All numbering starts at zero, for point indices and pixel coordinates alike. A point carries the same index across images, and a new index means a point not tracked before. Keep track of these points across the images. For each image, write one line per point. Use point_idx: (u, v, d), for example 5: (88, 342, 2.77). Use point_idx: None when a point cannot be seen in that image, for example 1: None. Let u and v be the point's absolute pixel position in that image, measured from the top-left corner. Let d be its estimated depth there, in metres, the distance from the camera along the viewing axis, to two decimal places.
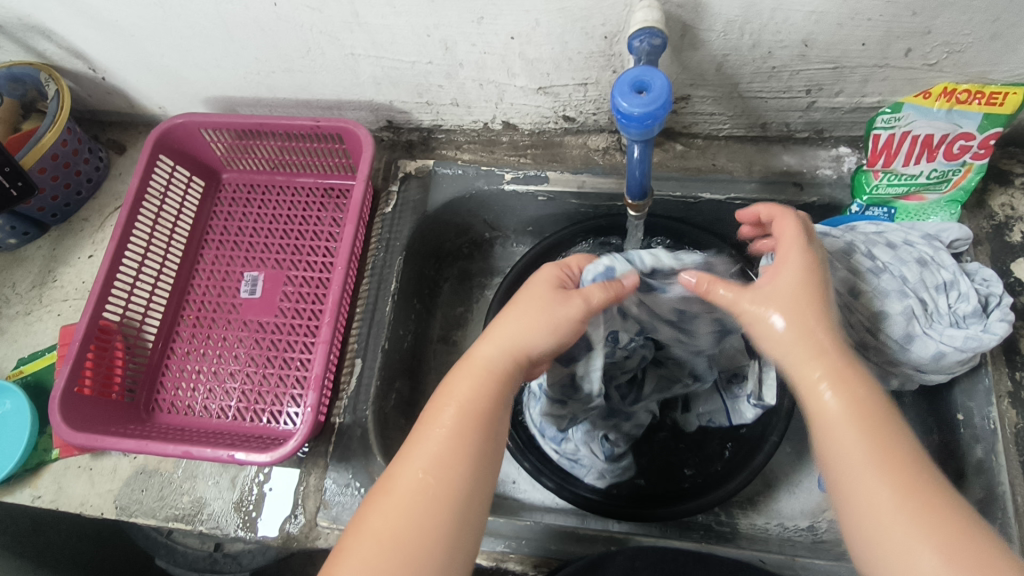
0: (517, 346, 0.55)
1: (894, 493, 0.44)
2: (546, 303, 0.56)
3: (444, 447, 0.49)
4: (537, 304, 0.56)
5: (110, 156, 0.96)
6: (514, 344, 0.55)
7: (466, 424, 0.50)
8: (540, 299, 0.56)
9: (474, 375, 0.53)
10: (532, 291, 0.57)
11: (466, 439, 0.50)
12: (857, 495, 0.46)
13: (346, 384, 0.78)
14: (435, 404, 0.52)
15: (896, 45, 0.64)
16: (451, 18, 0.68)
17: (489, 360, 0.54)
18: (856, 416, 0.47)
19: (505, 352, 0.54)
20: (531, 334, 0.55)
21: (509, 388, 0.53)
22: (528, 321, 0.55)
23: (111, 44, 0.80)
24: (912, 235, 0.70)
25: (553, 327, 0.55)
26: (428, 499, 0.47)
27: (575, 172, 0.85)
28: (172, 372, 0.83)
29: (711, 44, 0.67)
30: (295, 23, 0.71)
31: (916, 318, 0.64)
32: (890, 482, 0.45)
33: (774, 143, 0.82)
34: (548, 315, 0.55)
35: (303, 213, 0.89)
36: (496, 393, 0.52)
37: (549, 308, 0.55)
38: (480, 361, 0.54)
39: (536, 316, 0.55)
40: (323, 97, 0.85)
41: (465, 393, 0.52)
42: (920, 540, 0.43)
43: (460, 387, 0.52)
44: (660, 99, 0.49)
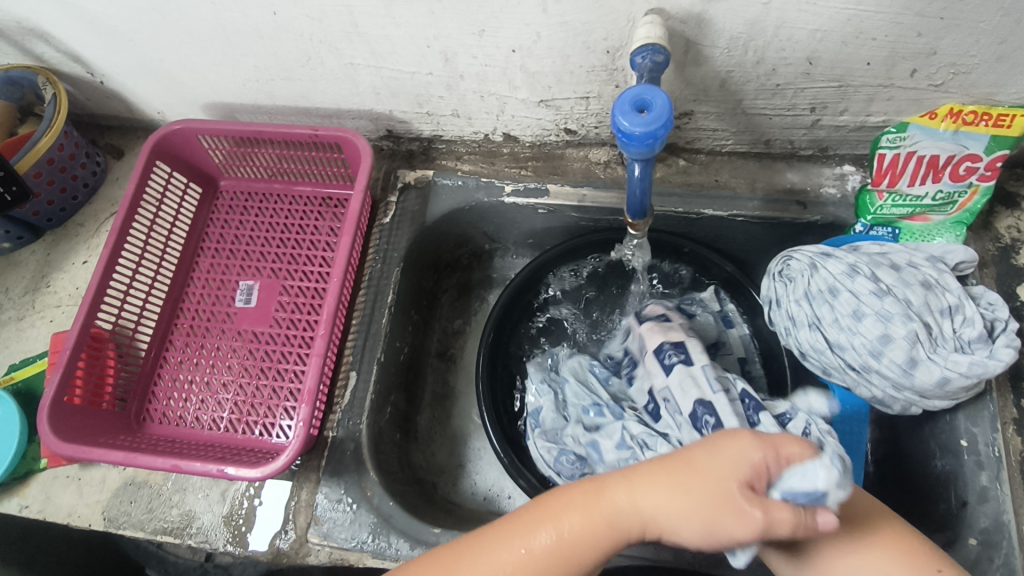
0: (656, 527, 0.46)
1: (836, 526, 0.54)
2: (720, 501, 0.44)
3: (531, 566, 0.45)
4: (711, 499, 0.45)
5: (107, 160, 0.95)
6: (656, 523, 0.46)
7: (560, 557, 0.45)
8: (719, 469, 0.45)
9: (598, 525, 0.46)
10: (713, 472, 0.45)
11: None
12: (814, 542, 0.54)
13: (340, 397, 0.77)
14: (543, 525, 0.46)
15: (902, 65, 0.64)
16: (451, 30, 0.67)
17: (618, 522, 0.46)
18: None
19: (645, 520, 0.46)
20: (675, 525, 0.46)
21: (618, 550, 0.47)
22: (685, 525, 0.45)
23: (109, 49, 0.79)
24: (917, 255, 0.69)
25: (708, 527, 0.44)
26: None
27: (576, 185, 0.84)
28: (164, 381, 0.81)
29: (714, 61, 0.66)
30: (294, 32, 0.71)
31: (920, 342, 0.63)
32: (833, 518, 0.54)
33: (778, 160, 0.81)
34: (715, 516, 0.44)
35: (301, 222, 0.88)
36: (604, 549, 0.46)
37: (725, 507, 0.44)
38: (608, 508, 0.46)
39: (696, 518, 0.45)
40: (322, 105, 0.84)
41: (580, 543, 0.46)
42: (859, 555, 0.52)
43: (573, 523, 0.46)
44: (661, 119, 0.49)
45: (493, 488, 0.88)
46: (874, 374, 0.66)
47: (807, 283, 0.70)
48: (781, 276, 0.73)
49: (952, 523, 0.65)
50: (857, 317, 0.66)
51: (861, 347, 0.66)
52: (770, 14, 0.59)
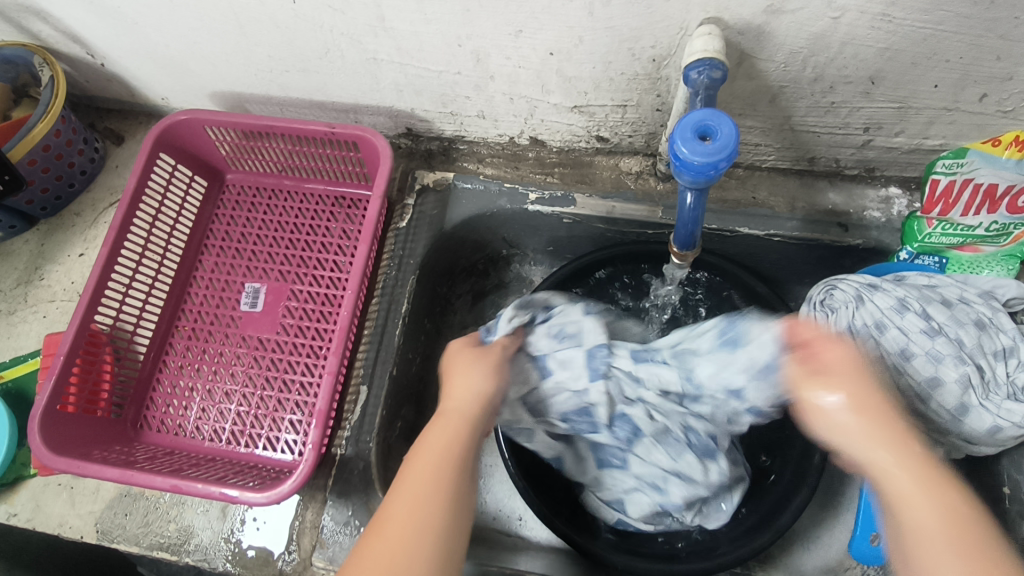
0: (468, 394, 0.57)
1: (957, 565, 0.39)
2: (470, 358, 0.61)
3: (410, 503, 0.47)
4: (473, 363, 0.61)
5: (106, 146, 0.90)
6: (465, 389, 0.58)
7: (426, 483, 0.48)
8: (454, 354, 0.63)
9: (442, 426, 0.53)
10: (457, 358, 0.62)
11: (442, 462, 0.51)
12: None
13: (349, 413, 0.73)
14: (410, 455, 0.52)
15: (972, 89, 0.59)
16: (486, 29, 0.62)
17: (449, 416, 0.55)
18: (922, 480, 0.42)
19: (464, 394, 0.57)
20: (474, 383, 0.58)
21: (475, 432, 0.54)
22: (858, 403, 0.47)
23: (112, 31, 0.74)
24: (968, 290, 0.65)
25: (484, 372, 0.60)
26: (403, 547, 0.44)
27: (604, 196, 0.79)
28: (163, 387, 0.77)
29: (768, 75, 0.61)
30: (315, 23, 0.66)
31: (973, 386, 0.59)
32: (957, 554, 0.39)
33: (820, 179, 0.77)
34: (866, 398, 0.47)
35: (311, 222, 0.83)
36: (465, 436, 0.53)
37: (480, 354, 0.62)
38: (451, 412, 0.55)
39: (857, 416, 0.47)
40: (339, 99, 0.79)
41: (444, 437, 0.52)
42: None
43: (432, 435, 0.53)
44: (727, 149, 0.43)
45: (503, 507, 0.83)
46: (920, 417, 0.62)
47: (850, 316, 0.64)
48: (823, 307, 0.67)
49: None
50: (905, 357, 0.61)
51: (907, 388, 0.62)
52: (838, 29, 0.54)
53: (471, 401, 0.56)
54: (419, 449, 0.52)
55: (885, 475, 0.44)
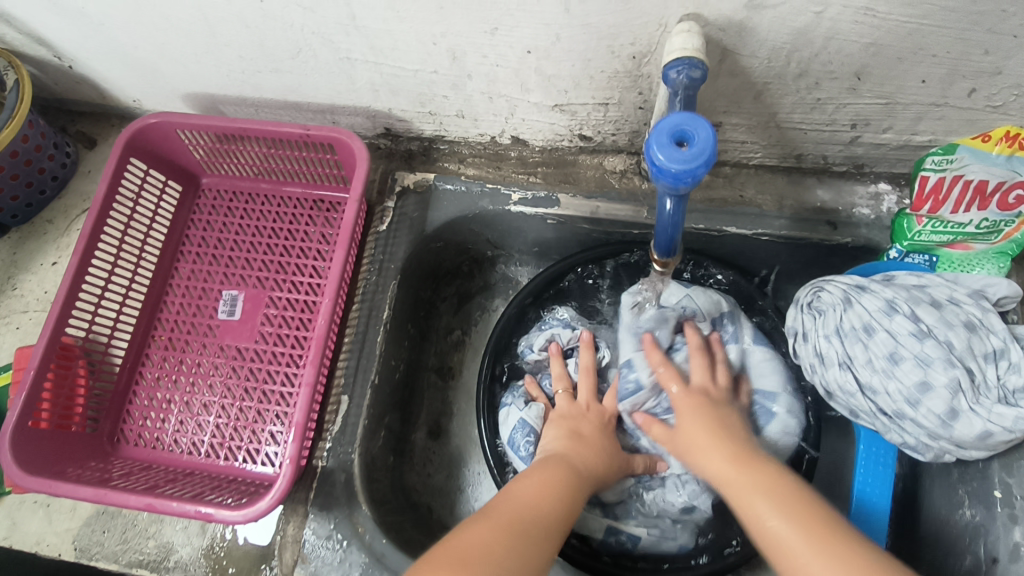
0: (589, 461, 0.64)
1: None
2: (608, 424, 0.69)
3: (478, 540, 0.49)
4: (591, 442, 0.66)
5: (78, 150, 0.87)
6: (586, 458, 0.64)
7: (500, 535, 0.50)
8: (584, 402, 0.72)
9: (545, 465, 0.61)
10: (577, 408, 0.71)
11: (524, 518, 0.52)
12: None
13: (330, 423, 0.72)
14: (496, 506, 0.54)
15: (960, 84, 0.57)
16: (460, 27, 0.60)
17: (556, 464, 0.61)
18: (801, 527, 0.47)
19: (574, 451, 0.64)
20: (588, 459, 0.64)
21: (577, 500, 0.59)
22: (757, 474, 0.54)
23: (77, 33, 0.71)
24: (959, 289, 0.63)
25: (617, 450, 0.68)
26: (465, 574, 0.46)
27: (588, 196, 0.78)
28: (140, 400, 0.76)
29: (752, 71, 0.59)
30: (283, 22, 0.63)
31: (962, 391, 0.58)
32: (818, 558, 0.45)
33: (808, 176, 0.75)
34: (756, 467, 0.55)
35: (290, 227, 0.81)
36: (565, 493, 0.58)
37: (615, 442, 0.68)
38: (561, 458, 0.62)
39: (737, 472, 0.55)
40: (315, 100, 0.77)
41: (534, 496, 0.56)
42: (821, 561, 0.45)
43: (526, 484, 0.57)
44: (703, 156, 0.42)
45: None
46: (908, 420, 0.61)
47: (839, 318, 0.64)
48: (811, 308, 0.67)
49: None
50: (893, 360, 0.61)
51: (896, 393, 0.61)
52: (820, 24, 0.52)
53: (571, 460, 0.62)
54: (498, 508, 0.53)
55: (756, 520, 0.50)
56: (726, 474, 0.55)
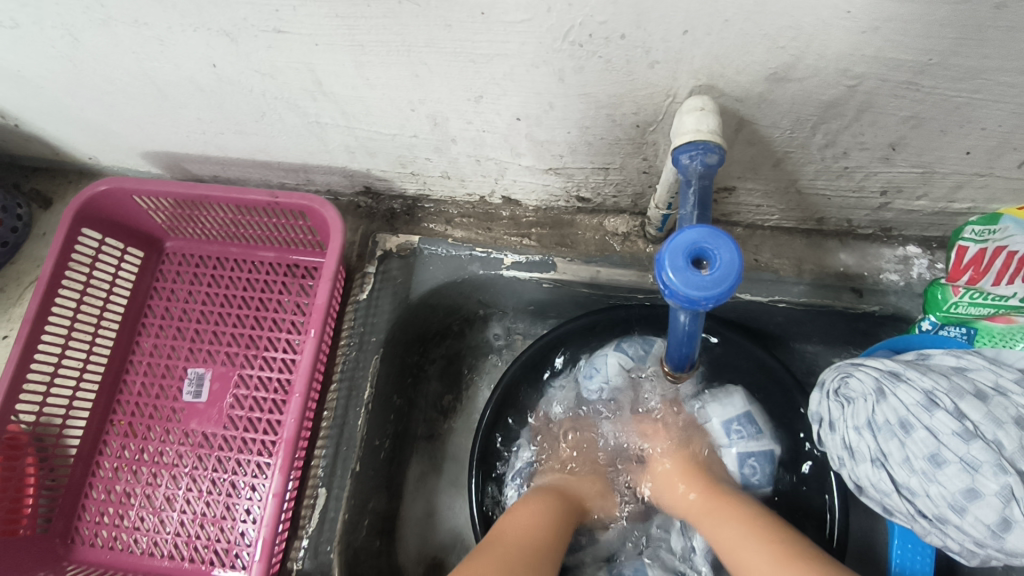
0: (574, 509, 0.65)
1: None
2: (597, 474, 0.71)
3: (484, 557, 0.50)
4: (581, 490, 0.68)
5: (32, 211, 0.80)
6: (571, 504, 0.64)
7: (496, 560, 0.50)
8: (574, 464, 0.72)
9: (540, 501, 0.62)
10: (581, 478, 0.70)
11: (521, 546, 0.54)
12: None
13: (306, 519, 0.65)
14: (496, 535, 0.56)
15: (1010, 156, 0.50)
16: (441, 94, 0.53)
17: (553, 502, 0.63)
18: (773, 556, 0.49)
19: (565, 499, 0.64)
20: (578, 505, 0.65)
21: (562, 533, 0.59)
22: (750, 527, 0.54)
23: (17, 94, 0.64)
24: (1005, 374, 0.56)
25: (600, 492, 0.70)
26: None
27: (588, 260, 0.71)
28: (96, 493, 0.69)
29: (771, 141, 0.52)
30: (242, 87, 0.56)
31: (1016, 500, 0.51)
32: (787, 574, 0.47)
33: (830, 237, 0.68)
34: (754, 519, 0.55)
35: (261, 296, 0.74)
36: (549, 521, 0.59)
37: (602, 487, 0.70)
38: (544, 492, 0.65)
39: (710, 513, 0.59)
40: (285, 160, 0.70)
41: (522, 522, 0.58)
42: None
43: (517, 514, 0.59)
44: (727, 279, 0.35)
45: None
46: (952, 527, 0.54)
47: (870, 410, 0.57)
48: (838, 394, 0.60)
49: None
50: (935, 463, 0.53)
51: (938, 498, 0.54)
52: (854, 97, 0.45)
53: (566, 507, 0.63)
54: (500, 535, 0.55)
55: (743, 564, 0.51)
56: (732, 525, 0.55)
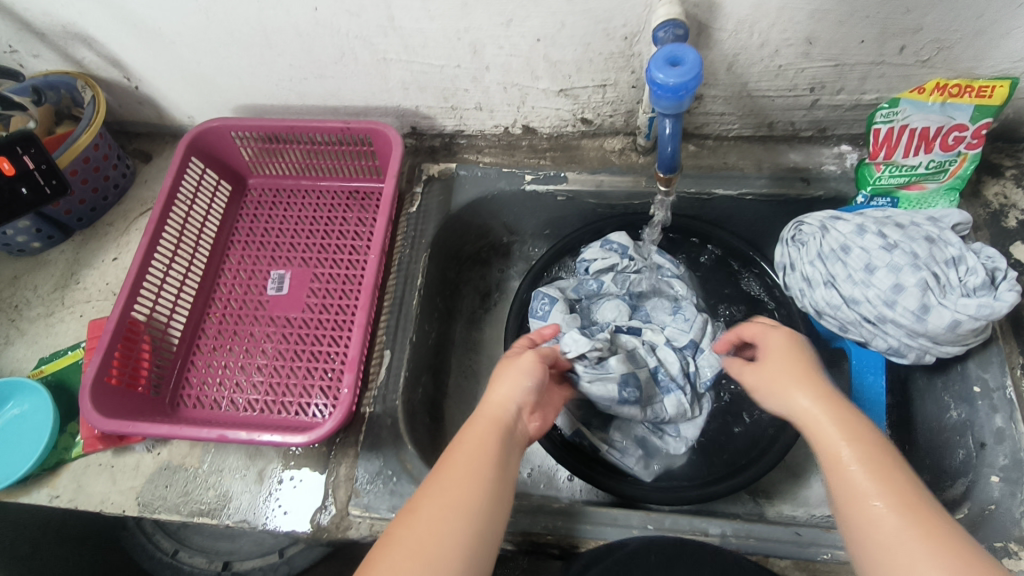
0: (501, 400, 0.62)
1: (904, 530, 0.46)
2: (511, 364, 0.65)
3: (443, 491, 0.52)
4: (504, 371, 0.65)
5: (136, 165, 0.98)
6: (501, 399, 0.62)
7: (468, 482, 0.53)
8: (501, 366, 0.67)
9: (482, 418, 0.60)
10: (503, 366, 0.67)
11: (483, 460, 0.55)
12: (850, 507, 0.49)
13: (374, 374, 0.79)
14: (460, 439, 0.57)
15: (892, 42, 0.70)
16: (481, 21, 0.73)
17: (490, 412, 0.60)
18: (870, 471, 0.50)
19: (499, 402, 0.61)
20: (504, 388, 0.62)
21: (507, 440, 0.58)
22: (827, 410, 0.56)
23: (150, 51, 0.83)
24: (917, 217, 0.74)
25: (519, 374, 0.64)
26: (440, 534, 0.49)
27: (592, 171, 0.89)
28: (198, 368, 0.82)
29: (723, 44, 0.73)
30: (333, 29, 0.76)
31: (931, 289, 0.67)
32: (877, 487, 0.49)
33: (781, 143, 0.87)
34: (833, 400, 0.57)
35: (329, 215, 0.92)
36: (498, 438, 0.58)
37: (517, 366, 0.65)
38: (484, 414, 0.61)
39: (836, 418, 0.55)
40: (351, 103, 0.89)
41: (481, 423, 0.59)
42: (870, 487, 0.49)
43: (471, 434, 0.57)
44: (693, 71, 0.53)
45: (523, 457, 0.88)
46: (889, 323, 0.70)
47: (819, 244, 0.74)
48: (794, 242, 0.77)
49: (973, 465, 0.70)
50: (869, 271, 0.70)
51: (875, 298, 0.70)
52: None
53: (506, 409, 0.61)
54: (461, 440, 0.57)
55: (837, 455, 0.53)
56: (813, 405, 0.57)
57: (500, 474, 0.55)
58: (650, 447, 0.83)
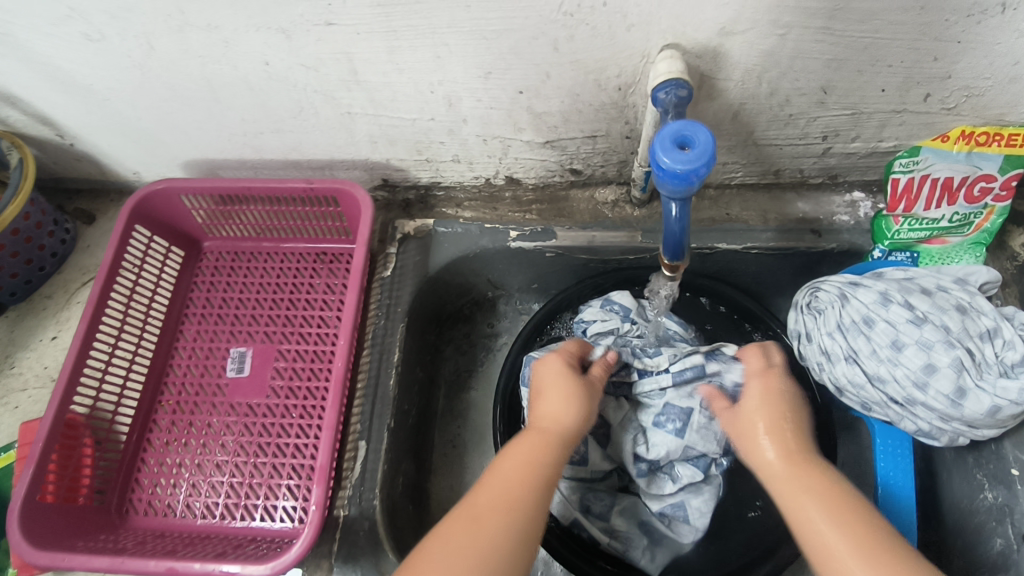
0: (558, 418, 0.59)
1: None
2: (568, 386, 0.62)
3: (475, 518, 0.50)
4: (557, 388, 0.62)
5: (77, 227, 0.88)
6: (556, 417, 0.59)
7: (504, 504, 0.51)
8: (549, 379, 0.63)
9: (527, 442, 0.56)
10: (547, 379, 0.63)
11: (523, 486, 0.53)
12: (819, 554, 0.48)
13: (349, 471, 0.71)
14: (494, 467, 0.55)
15: (916, 90, 0.63)
16: (456, 74, 0.64)
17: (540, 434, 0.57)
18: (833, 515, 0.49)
19: (552, 421, 0.59)
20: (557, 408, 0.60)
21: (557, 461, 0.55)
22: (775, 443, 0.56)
23: (82, 109, 0.74)
24: (943, 277, 0.67)
25: (570, 397, 0.61)
26: (481, 551, 0.47)
27: (584, 226, 0.81)
28: (149, 468, 0.74)
29: (729, 94, 0.65)
30: (288, 83, 0.67)
31: (966, 370, 0.61)
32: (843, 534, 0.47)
33: (788, 190, 0.80)
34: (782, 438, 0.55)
35: (294, 281, 0.82)
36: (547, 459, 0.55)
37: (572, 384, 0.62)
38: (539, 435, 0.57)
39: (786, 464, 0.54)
40: (314, 157, 0.80)
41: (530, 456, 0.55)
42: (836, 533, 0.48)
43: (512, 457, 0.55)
44: (705, 155, 0.45)
45: None
46: (920, 405, 0.64)
47: (839, 314, 0.67)
48: (810, 309, 0.71)
49: (1015, 558, 0.63)
50: (896, 347, 0.64)
51: (904, 379, 0.63)
52: (785, 45, 0.58)
53: (560, 426, 0.58)
54: (503, 461, 0.55)
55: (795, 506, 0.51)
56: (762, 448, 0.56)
57: (543, 492, 0.53)
58: (657, 535, 0.73)
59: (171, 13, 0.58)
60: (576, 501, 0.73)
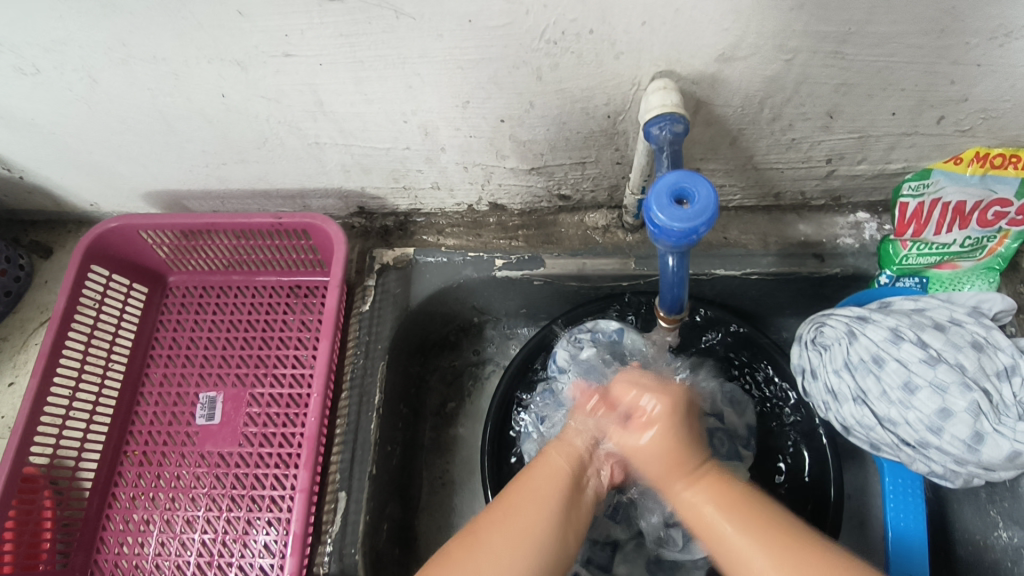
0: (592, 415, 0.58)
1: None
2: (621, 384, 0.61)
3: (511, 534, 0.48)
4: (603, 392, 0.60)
5: (33, 261, 0.83)
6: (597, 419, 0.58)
7: (530, 522, 0.49)
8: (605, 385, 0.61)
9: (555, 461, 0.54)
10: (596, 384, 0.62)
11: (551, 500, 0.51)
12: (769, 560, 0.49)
13: (329, 525, 0.66)
14: (513, 485, 0.53)
15: (929, 113, 0.58)
16: (432, 104, 0.59)
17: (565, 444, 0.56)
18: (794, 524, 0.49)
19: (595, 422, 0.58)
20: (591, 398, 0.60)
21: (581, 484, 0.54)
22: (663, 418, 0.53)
23: (26, 142, 0.68)
24: (956, 309, 0.63)
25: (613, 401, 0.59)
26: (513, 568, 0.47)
27: (573, 253, 0.76)
28: (114, 524, 0.69)
29: (727, 120, 0.60)
30: (248, 114, 0.61)
31: (984, 413, 0.57)
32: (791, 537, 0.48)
33: (789, 212, 0.75)
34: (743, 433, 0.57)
35: (266, 317, 0.77)
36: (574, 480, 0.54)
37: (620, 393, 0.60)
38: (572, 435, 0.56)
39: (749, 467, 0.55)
40: (283, 186, 0.74)
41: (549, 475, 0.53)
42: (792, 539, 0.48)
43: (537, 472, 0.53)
44: (706, 212, 0.41)
45: None
46: (934, 449, 0.60)
47: (846, 352, 0.63)
48: (815, 344, 0.67)
49: None
50: (909, 389, 0.60)
51: (917, 422, 0.59)
52: (791, 71, 0.53)
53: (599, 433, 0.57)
54: (532, 473, 0.53)
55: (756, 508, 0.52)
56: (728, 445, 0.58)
57: (571, 515, 0.52)
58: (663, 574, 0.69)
59: (112, 45, 0.53)
60: (578, 556, 0.69)
